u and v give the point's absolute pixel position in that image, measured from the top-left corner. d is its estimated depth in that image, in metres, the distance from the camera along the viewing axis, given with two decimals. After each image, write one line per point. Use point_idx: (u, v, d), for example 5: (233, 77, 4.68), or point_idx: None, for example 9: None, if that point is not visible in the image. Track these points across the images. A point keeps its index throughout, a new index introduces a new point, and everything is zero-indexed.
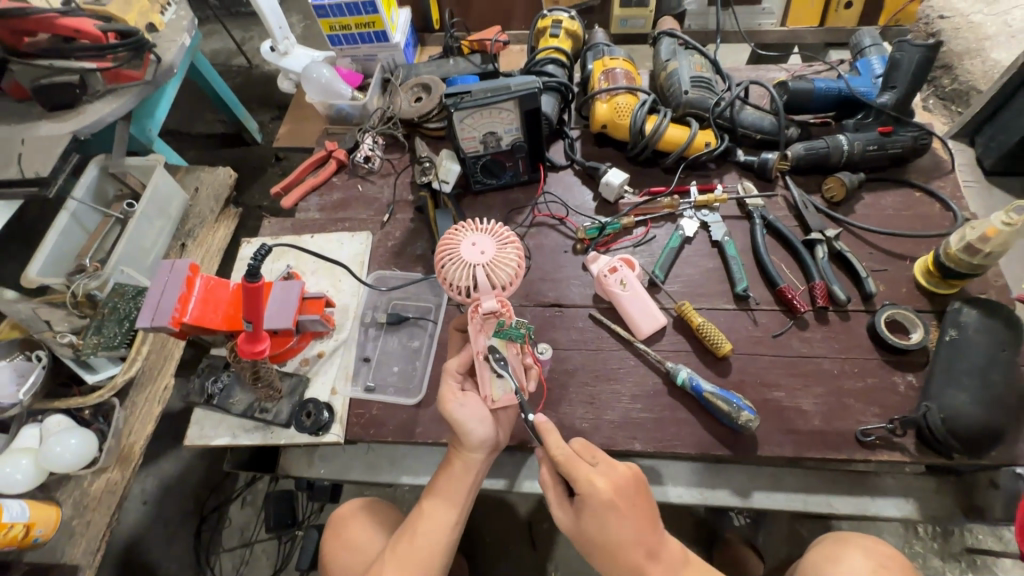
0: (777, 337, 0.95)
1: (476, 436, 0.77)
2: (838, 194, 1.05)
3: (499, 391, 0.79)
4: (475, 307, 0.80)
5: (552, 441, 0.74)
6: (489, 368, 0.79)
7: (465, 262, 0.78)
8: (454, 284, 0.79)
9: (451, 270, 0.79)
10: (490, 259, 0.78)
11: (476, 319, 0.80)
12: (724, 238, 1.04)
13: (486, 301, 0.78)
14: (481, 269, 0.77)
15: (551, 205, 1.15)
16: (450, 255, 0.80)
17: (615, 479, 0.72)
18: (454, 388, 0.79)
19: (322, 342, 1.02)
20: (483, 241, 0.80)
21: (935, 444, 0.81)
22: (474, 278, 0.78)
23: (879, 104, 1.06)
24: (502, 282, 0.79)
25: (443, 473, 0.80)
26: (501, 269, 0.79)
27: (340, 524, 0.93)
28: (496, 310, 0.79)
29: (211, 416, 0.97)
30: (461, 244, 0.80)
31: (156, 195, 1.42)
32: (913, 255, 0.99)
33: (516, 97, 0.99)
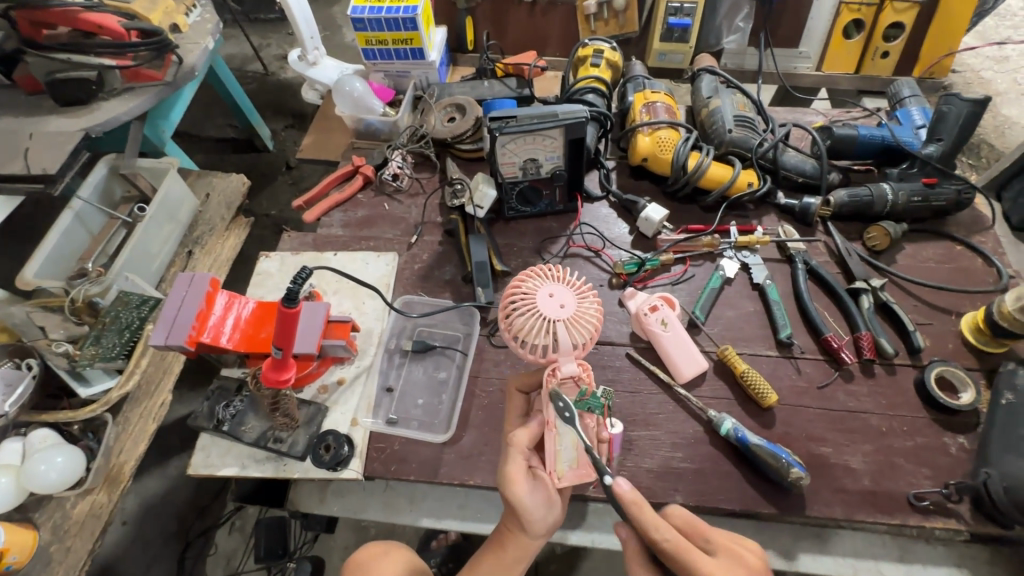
0: (822, 389, 0.91)
1: (542, 522, 0.69)
2: (881, 243, 1.04)
3: (564, 467, 0.71)
4: (551, 370, 0.73)
5: (653, 523, 0.61)
6: (557, 443, 0.72)
7: (544, 316, 0.72)
8: (528, 341, 0.74)
9: (527, 326, 0.73)
10: (571, 315, 0.73)
11: (552, 383, 0.73)
12: (766, 281, 1.01)
13: (566, 363, 0.72)
14: (560, 327, 0.72)
15: (586, 236, 1.11)
16: (526, 306, 0.74)
17: (738, 573, 0.59)
18: (524, 467, 0.69)
19: (342, 369, 0.96)
20: (562, 295, 0.75)
21: (994, 513, 0.77)
22: (553, 335, 0.72)
23: (924, 155, 1.05)
24: (580, 341, 0.73)
25: (490, 557, 0.71)
26: (580, 326, 0.73)
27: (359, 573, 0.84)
28: (576, 374, 0.72)
29: (218, 442, 0.90)
30: (537, 295, 0.74)
31: (167, 199, 1.36)
32: (958, 310, 0.97)
33: (563, 125, 0.97)
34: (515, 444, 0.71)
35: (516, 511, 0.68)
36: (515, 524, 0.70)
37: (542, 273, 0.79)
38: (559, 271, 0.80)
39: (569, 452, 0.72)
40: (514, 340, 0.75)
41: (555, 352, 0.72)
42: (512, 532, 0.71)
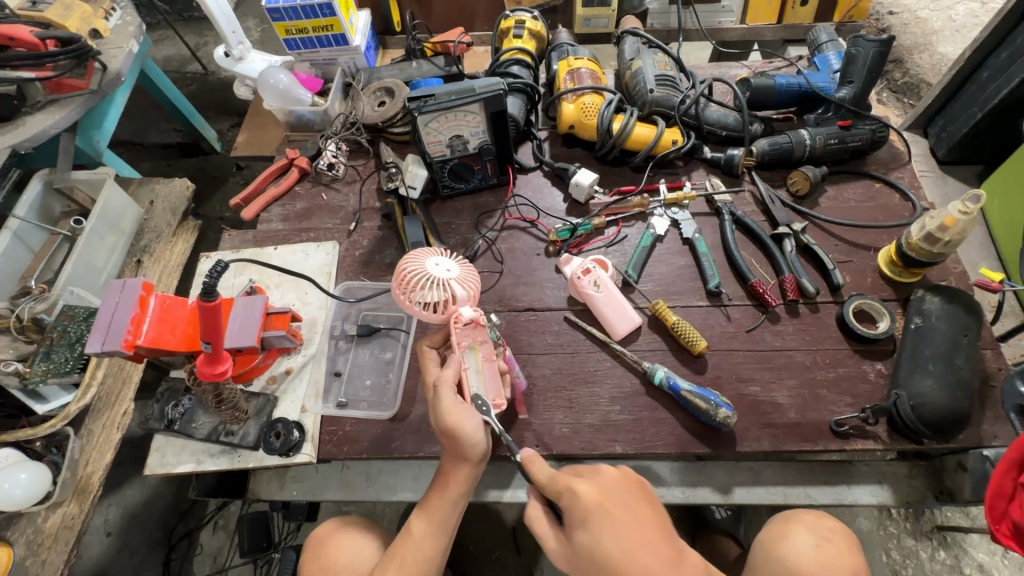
0: (751, 332, 0.96)
1: (481, 449, 0.75)
2: (803, 187, 1.07)
3: (481, 404, 0.78)
4: (453, 318, 0.78)
5: (537, 470, 0.71)
6: (471, 381, 0.78)
7: (437, 276, 0.77)
8: (425, 303, 0.77)
9: (421, 287, 0.77)
10: (459, 273, 0.79)
11: (457, 332, 0.78)
12: (695, 235, 1.04)
13: (464, 308, 0.78)
14: (453, 283, 0.77)
15: (521, 207, 1.13)
16: (418, 276, 0.78)
17: (603, 485, 0.67)
18: (456, 400, 0.74)
19: (290, 359, 0.98)
20: (446, 260, 0.80)
21: (906, 431, 0.82)
22: (448, 290, 0.77)
23: (838, 99, 1.08)
24: (472, 292, 0.80)
25: (437, 492, 0.76)
26: (468, 281, 0.80)
27: (319, 545, 0.92)
28: (476, 318, 0.78)
29: (173, 442, 0.92)
30: (426, 263, 0.79)
31: (107, 210, 1.34)
32: (876, 245, 1.02)
33: (482, 99, 0.98)
34: (444, 383, 0.76)
35: (455, 442, 0.73)
36: (457, 457, 0.75)
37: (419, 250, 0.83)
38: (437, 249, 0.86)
39: (483, 389, 0.79)
40: (412, 309, 0.77)
41: (452, 306, 0.77)
42: (459, 460, 0.75)
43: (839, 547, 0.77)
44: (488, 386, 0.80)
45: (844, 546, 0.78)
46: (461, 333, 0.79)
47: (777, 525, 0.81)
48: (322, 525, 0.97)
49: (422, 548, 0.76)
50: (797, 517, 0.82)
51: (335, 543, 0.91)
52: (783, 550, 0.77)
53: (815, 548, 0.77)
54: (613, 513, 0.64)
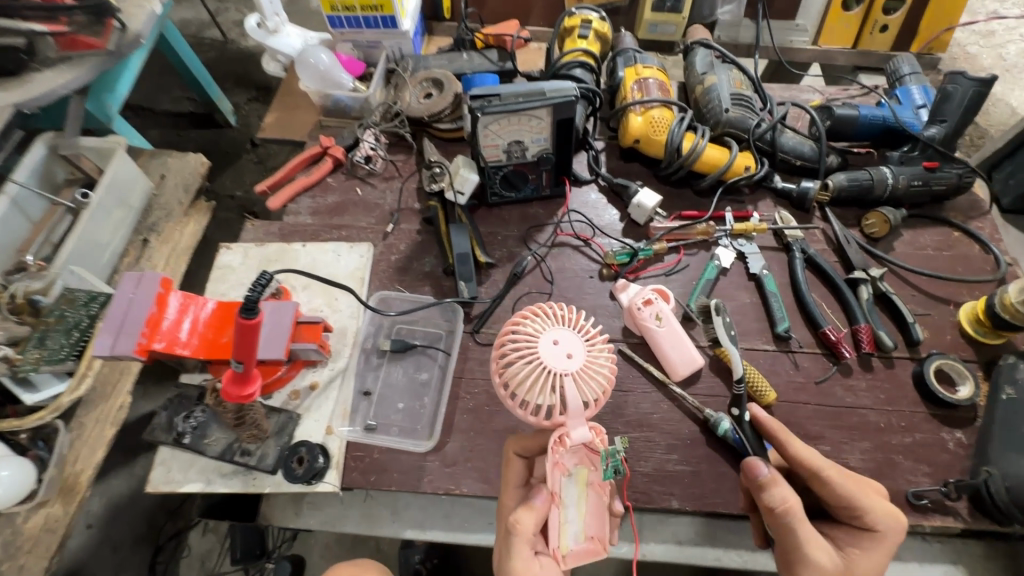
0: (820, 384, 0.88)
1: None
2: (880, 231, 1.00)
3: (569, 541, 0.68)
4: (558, 441, 0.67)
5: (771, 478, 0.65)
6: (563, 514, 0.68)
7: (549, 368, 0.68)
8: (534, 405, 0.69)
9: (533, 385, 0.69)
10: (580, 367, 0.68)
11: (560, 452, 0.67)
12: (763, 271, 0.97)
13: (577, 430, 0.66)
14: (568, 380, 0.67)
15: (575, 224, 1.04)
16: (530, 358, 0.69)
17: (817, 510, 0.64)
18: (529, 556, 0.65)
19: (315, 372, 0.89)
20: (569, 342, 0.70)
21: (994, 512, 0.75)
22: (561, 392, 0.67)
23: (926, 137, 1.01)
24: (591, 399, 0.69)
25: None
26: (591, 382, 0.69)
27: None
28: (587, 442, 0.67)
29: (180, 456, 0.83)
30: (542, 343, 0.69)
31: (115, 182, 1.23)
32: (957, 299, 0.95)
33: (551, 105, 0.89)
34: (521, 529, 0.65)
35: None
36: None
37: (545, 317, 0.75)
38: (567, 315, 0.75)
39: (577, 523, 0.68)
40: (513, 399, 0.71)
41: (563, 415, 0.68)
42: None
43: None
44: (587, 518, 0.69)
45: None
46: (567, 454, 0.68)
47: None
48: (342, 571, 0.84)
49: None
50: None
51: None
52: None
53: None
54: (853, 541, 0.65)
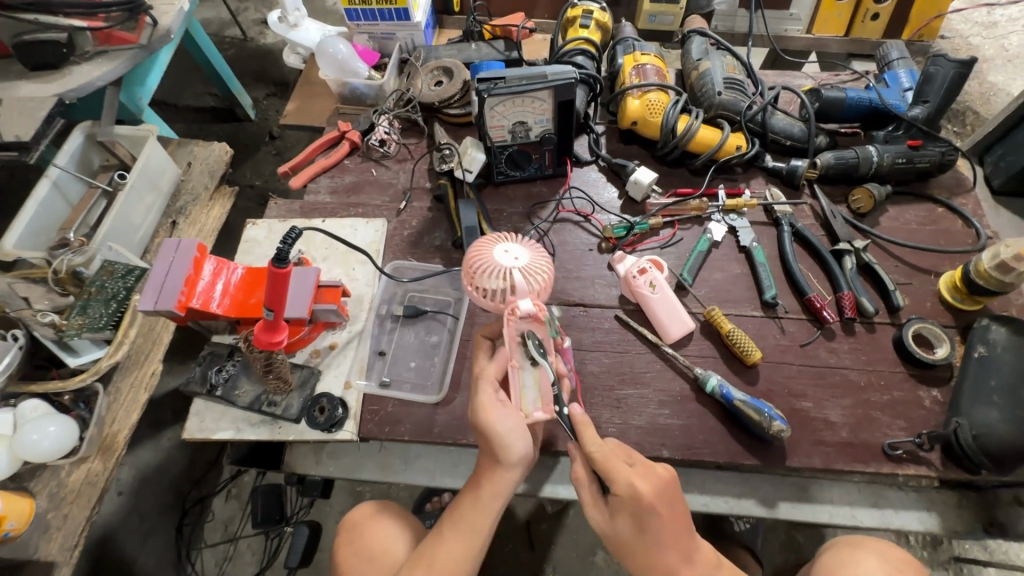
0: (805, 346, 0.94)
1: (516, 453, 0.72)
2: (866, 206, 1.05)
3: (529, 405, 0.74)
4: (510, 313, 0.74)
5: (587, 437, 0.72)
6: (521, 376, 0.74)
7: (500, 265, 0.79)
8: (488, 289, 0.79)
9: (486, 275, 0.79)
10: (524, 264, 0.79)
11: (512, 324, 0.74)
12: (752, 244, 1.03)
13: (522, 301, 0.74)
14: (518, 273, 0.78)
15: (576, 201, 1.11)
16: (483, 259, 0.80)
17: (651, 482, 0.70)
18: (493, 398, 0.73)
19: (335, 334, 0.97)
20: (515, 248, 0.81)
21: (964, 460, 0.80)
22: (509, 280, 0.78)
23: (910, 117, 1.06)
24: (536, 288, 0.79)
25: (469, 495, 0.74)
26: (536, 274, 0.80)
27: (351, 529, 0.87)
28: (533, 313, 0.74)
29: (213, 407, 0.91)
30: (493, 250, 0.80)
31: (148, 167, 1.33)
32: (937, 270, 1.00)
33: (552, 87, 0.96)
34: (484, 377, 0.75)
35: (486, 440, 0.72)
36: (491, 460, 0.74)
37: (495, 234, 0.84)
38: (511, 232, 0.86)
39: (534, 388, 0.75)
40: (473, 292, 0.80)
41: (513, 296, 0.78)
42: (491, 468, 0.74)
43: None
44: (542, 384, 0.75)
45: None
46: (518, 325, 0.74)
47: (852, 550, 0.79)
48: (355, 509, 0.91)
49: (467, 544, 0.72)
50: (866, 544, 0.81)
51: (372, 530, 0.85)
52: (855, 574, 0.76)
53: None
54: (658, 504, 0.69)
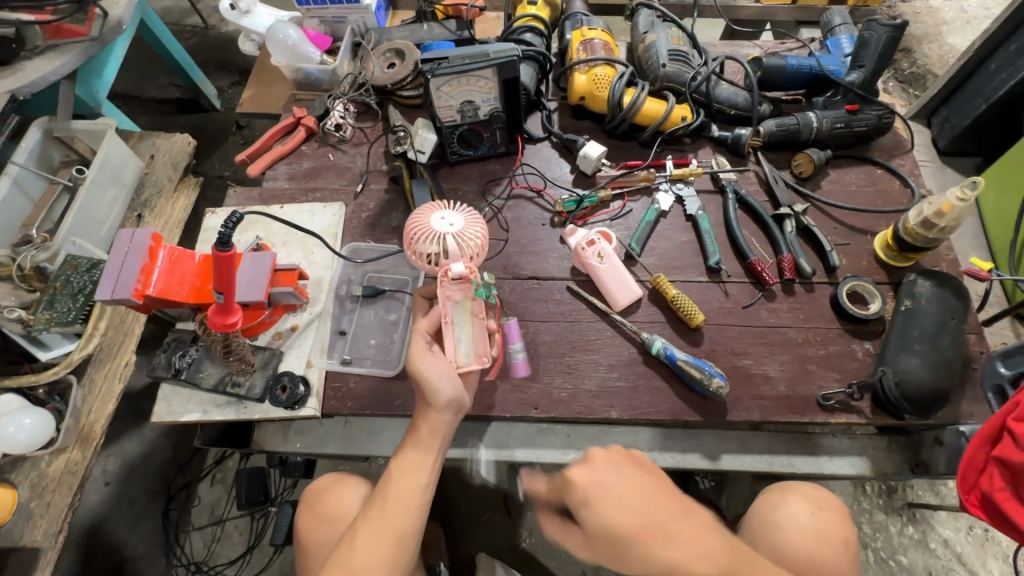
0: (747, 308, 0.99)
1: (443, 396, 0.76)
2: (807, 170, 1.09)
3: (464, 356, 0.82)
4: (443, 274, 0.82)
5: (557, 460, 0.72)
6: (453, 331, 0.81)
7: (436, 231, 0.86)
8: (424, 254, 0.87)
9: (423, 240, 0.86)
10: (458, 231, 0.86)
11: (444, 284, 0.82)
12: (698, 212, 1.06)
13: (454, 265, 0.81)
14: (450, 238, 0.85)
15: (528, 177, 1.14)
16: (422, 226, 0.87)
17: (607, 455, 0.71)
18: (424, 347, 0.80)
19: (296, 316, 1.00)
20: (450, 215, 0.88)
21: (888, 406, 0.86)
22: (443, 245, 0.85)
23: (848, 82, 1.09)
24: (469, 253, 0.87)
25: (411, 438, 0.77)
26: (468, 239, 0.86)
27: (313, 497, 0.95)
28: (464, 274, 0.81)
29: (180, 391, 0.94)
30: (431, 217, 0.87)
31: (108, 161, 1.33)
32: (873, 229, 1.04)
33: (495, 65, 0.97)
34: (418, 329, 0.83)
35: (416, 385, 0.77)
36: (424, 406, 0.78)
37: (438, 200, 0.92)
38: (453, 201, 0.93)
39: (467, 341, 0.82)
40: (412, 256, 0.87)
41: (447, 260, 0.85)
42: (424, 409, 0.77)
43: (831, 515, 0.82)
44: (474, 337, 0.83)
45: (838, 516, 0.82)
46: (450, 287, 0.82)
47: (774, 493, 0.86)
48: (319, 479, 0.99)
49: (406, 497, 0.74)
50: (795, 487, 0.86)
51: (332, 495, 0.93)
52: (778, 516, 0.82)
53: (810, 516, 0.81)
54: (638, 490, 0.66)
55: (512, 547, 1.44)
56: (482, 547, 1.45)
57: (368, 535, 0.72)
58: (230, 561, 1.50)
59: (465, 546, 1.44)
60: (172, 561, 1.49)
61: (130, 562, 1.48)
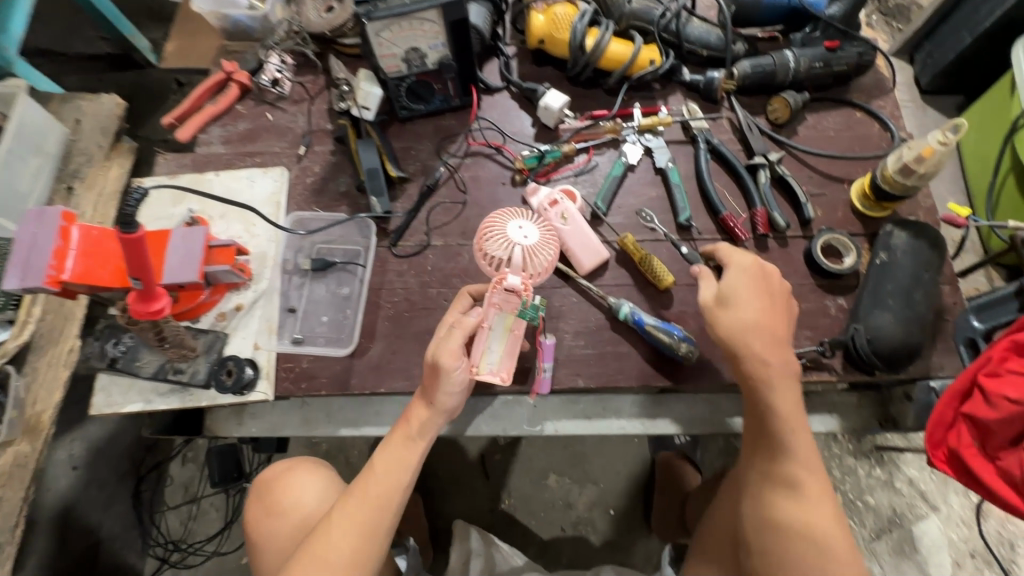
0: (718, 267, 0.94)
1: (450, 400, 0.76)
2: (783, 115, 1.02)
3: (487, 365, 0.84)
4: (498, 280, 0.83)
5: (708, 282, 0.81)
6: (485, 341, 0.84)
7: (508, 239, 0.86)
8: (491, 256, 0.88)
9: (494, 241, 0.88)
10: (527, 245, 0.86)
11: (495, 291, 0.84)
12: (667, 164, 0.99)
13: (511, 276, 0.83)
14: (519, 250, 0.85)
15: (486, 132, 1.05)
16: (498, 228, 0.89)
17: (749, 276, 0.79)
18: (459, 348, 0.75)
19: (239, 294, 0.93)
20: (529, 227, 0.87)
21: (859, 363, 0.83)
22: (510, 253, 0.86)
23: (827, 16, 1.02)
24: (532, 269, 0.87)
25: (400, 431, 0.77)
26: (537, 257, 0.87)
27: (263, 487, 0.90)
28: (516, 289, 0.83)
29: (118, 380, 0.88)
30: (510, 224, 0.87)
31: (23, 128, 1.18)
32: (850, 178, 0.99)
33: (439, 5, 0.87)
34: (462, 329, 0.76)
35: (432, 378, 0.75)
36: (425, 398, 0.77)
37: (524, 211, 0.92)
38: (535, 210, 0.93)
39: (497, 354, 0.84)
40: (478, 253, 0.89)
41: (509, 268, 0.86)
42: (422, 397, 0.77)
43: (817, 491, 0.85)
44: (504, 353, 0.85)
45: None
46: (499, 295, 0.84)
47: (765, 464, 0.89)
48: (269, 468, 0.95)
49: (384, 486, 0.73)
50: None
51: (281, 486, 0.89)
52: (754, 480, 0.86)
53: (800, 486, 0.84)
54: (762, 343, 0.75)
55: (492, 509, 1.46)
56: (461, 510, 1.46)
57: (346, 523, 0.71)
58: (207, 538, 1.50)
59: (445, 511, 1.45)
60: (148, 541, 1.48)
61: (106, 543, 1.39)
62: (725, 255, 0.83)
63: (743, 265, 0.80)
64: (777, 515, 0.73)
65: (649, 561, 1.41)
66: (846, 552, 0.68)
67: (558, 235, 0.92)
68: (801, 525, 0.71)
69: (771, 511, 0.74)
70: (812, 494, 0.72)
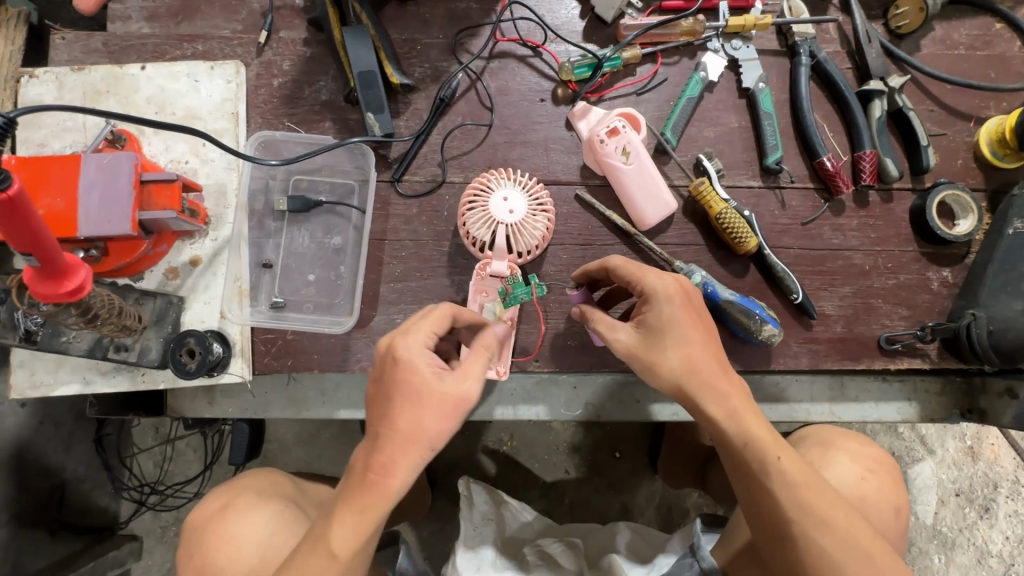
0: (807, 226, 0.76)
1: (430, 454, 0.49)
2: (911, 23, 0.78)
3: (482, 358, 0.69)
4: (480, 266, 0.69)
5: (651, 277, 0.58)
6: None
7: (490, 217, 0.67)
8: (472, 237, 0.69)
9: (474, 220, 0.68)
10: (517, 223, 0.67)
11: (481, 279, 0.69)
12: (758, 85, 0.76)
13: (497, 262, 0.67)
14: (503, 230, 0.66)
15: (520, 23, 0.77)
16: (478, 205, 0.69)
17: (678, 281, 0.59)
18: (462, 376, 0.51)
19: (194, 245, 0.71)
20: (515, 195, 0.67)
21: (967, 356, 0.71)
22: (494, 232, 0.67)
23: None
24: (523, 249, 0.69)
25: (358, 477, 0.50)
26: (526, 234, 0.68)
27: (192, 540, 0.67)
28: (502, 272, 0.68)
29: (43, 354, 0.68)
30: (491, 197, 0.67)
31: None
32: (977, 115, 0.79)
33: None
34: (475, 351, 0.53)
35: (417, 402, 0.49)
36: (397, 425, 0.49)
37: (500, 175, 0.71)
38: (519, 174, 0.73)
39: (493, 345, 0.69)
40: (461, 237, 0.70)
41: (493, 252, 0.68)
42: (408, 447, 0.49)
43: (880, 481, 0.69)
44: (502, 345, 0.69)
45: (885, 482, 0.69)
46: (486, 282, 0.69)
47: (815, 450, 0.72)
48: (200, 506, 0.71)
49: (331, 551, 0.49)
50: (837, 443, 0.73)
51: (222, 530, 0.66)
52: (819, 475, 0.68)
53: (858, 480, 0.68)
54: (700, 348, 0.56)
55: None
56: None
57: None
58: (190, 478, 1.18)
59: None
60: (121, 486, 1.14)
61: (72, 487, 1.07)
62: (631, 273, 0.60)
63: (664, 290, 0.57)
64: (803, 553, 0.52)
65: (651, 504, 1.21)
66: (875, 545, 0.51)
67: (548, 198, 0.71)
68: (798, 522, 0.52)
69: (771, 519, 0.54)
70: (810, 494, 0.53)
